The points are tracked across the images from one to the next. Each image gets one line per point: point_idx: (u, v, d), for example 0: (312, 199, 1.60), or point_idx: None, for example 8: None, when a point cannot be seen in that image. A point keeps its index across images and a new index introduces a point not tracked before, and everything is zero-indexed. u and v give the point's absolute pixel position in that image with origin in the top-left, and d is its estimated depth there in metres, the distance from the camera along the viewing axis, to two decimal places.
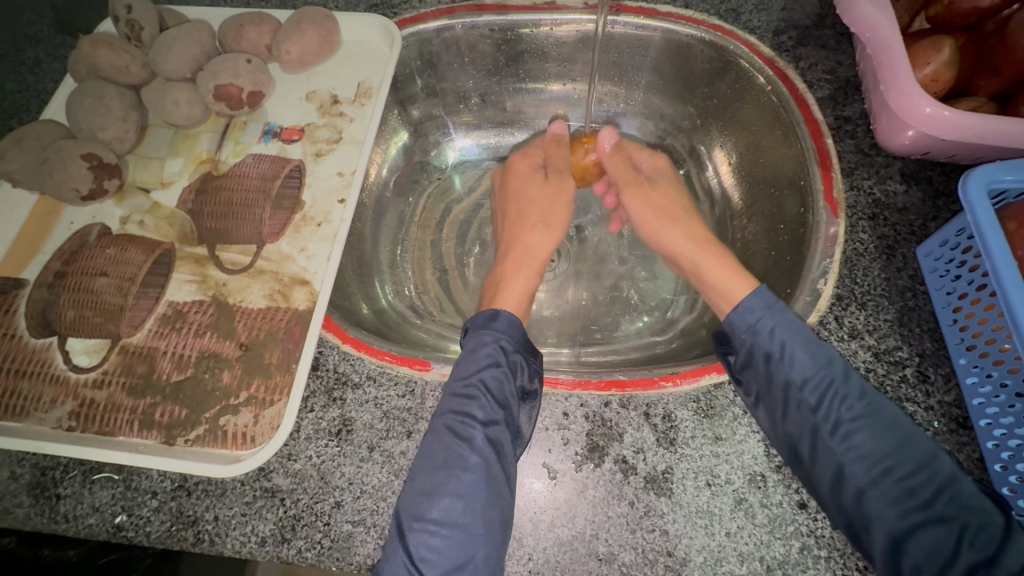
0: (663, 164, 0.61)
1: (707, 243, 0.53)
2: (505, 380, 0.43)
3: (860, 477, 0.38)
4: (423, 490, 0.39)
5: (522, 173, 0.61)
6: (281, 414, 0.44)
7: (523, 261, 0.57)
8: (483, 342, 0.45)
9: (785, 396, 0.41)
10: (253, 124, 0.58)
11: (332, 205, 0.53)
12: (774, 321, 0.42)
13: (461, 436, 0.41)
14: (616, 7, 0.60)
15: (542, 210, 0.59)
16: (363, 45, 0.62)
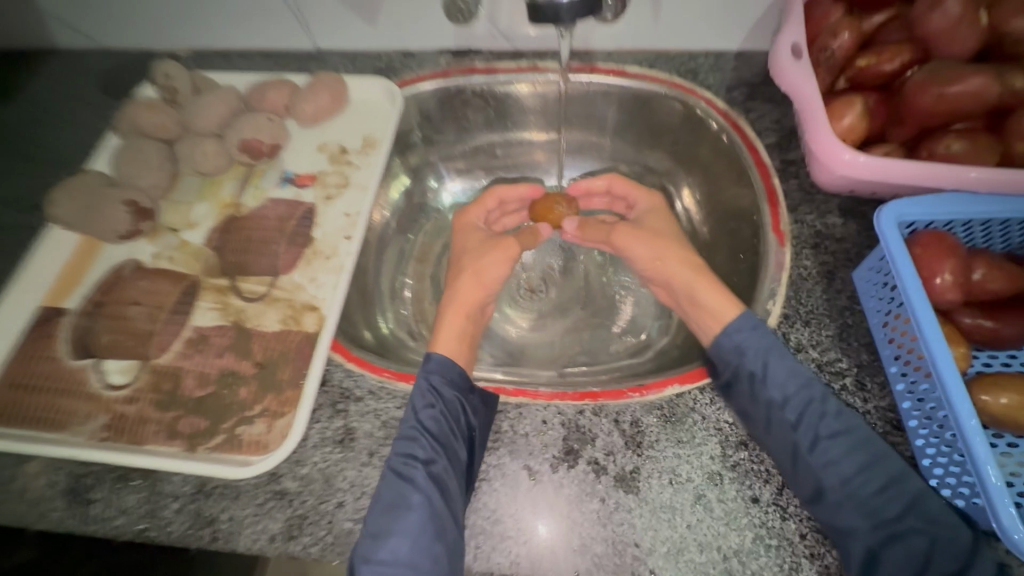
0: (658, 203, 0.63)
1: (704, 275, 0.54)
2: (442, 420, 0.48)
3: (838, 490, 0.43)
4: (372, 533, 0.44)
5: (470, 228, 0.64)
6: (293, 424, 0.50)
7: (449, 307, 0.57)
8: (418, 383, 0.50)
9: (769, 414, 0.46)
10: (271, 172, 0.66)
11: (340, 241, 0.61)
12: (759, 345, 0.49)
13: (405, 478, 0.45)
14: (590, 69, 0.70)
15: (473, 257, 0.60)
16: (369, 103, 0.71)
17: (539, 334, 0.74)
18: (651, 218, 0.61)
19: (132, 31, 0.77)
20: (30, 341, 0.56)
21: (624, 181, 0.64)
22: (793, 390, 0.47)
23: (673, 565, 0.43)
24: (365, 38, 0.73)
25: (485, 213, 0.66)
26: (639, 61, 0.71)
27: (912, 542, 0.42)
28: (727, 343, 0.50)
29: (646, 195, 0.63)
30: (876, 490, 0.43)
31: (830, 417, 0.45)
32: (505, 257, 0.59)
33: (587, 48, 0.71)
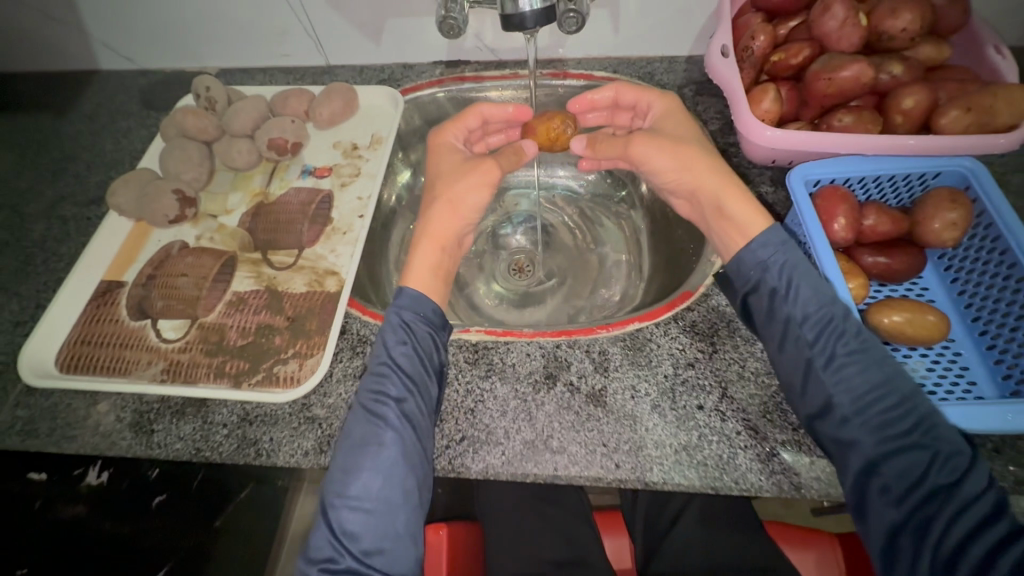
0: (670, 104, 0.69)
1: (730, 178, 0.60)
2: (411, 359, 0.56)
3: (846, 406, 0.49)
4: (345, 469, 0.51)
5: (449, 150, 0.70)
6: (320, 361, 0.60)
7: (423, 239, 0.63)
8: (390, 323, 0.58)
9: (786, 329, 0.53)
10: (294, 166, 0.78)
11: (354, 219, 0.72)
12: (787, 264, 0.55)
13: (378, 417, 0.53)
14: (563, 73, 0.82)
15: (449, 181, 0.66)
16: (375, 108, 0.83)
17: (526, 304, 0.85)
18: (666, 123, 0.67)
19: (169, 54, 0.89)
20: (96, 307, 0.66)
21: (632, 88, 0.71)
22: (815, 308, 0.53)
23: (634, 459, 0.53)
24: (370, 54, 0.86)
25: (463, 132, 0.72)
26: (604, 67, 0.83)
27: (915, 457, 0.46)
28: (751, 259, 0.57)
29: (657, 97, 0.69)
30: (885, 408, 0.48)
31: (847, 337, 0.51)
32: (483, 184, 0.66)
33: (559, 57, 0.84)
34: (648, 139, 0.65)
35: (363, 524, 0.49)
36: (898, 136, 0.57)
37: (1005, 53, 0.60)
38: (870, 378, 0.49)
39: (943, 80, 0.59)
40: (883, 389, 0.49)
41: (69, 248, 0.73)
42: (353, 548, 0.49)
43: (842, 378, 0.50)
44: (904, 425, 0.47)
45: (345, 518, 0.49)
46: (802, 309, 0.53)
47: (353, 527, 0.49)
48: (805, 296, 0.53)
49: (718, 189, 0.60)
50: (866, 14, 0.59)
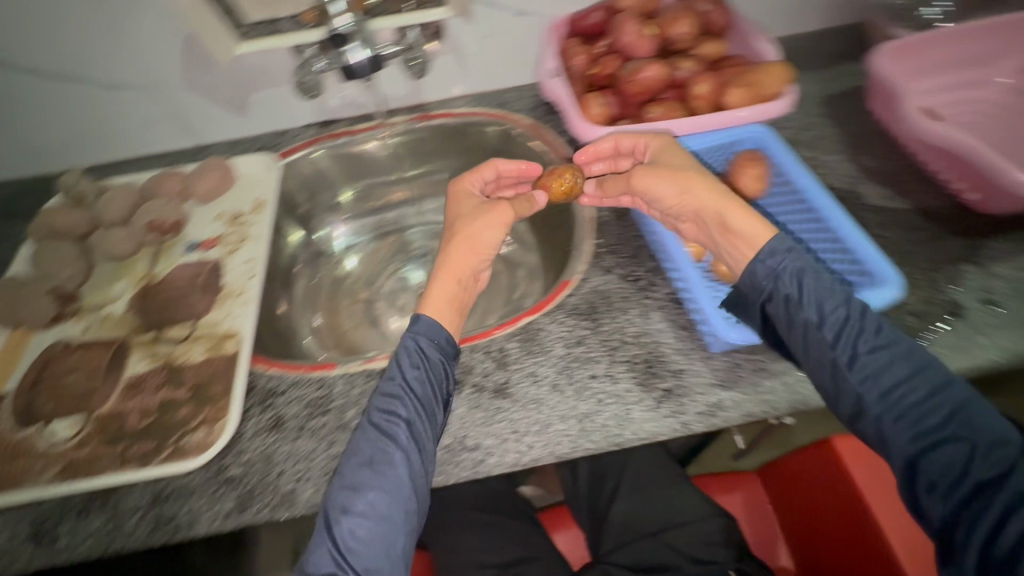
0: (666, 141, 0.65)
1: (727, 192, 0.58)
2: (425, 380, 0.57)
3: (873, 402, 0.48)
4: (350, 493, 0.51)
5: (467, 194, 0.67)
6: (227, 422, 0.60)
7: (442, 271, 0.61)
8: (405, 347, 0.58)
9: (804, 332, 0.52)
10: (179, 244, 0.78)
11: (246, 281, 0.73)
12: (794, 267, 0.54)
13: (389, 435, 0.53)
14: (428, 116, 0.91)
15: (469, 225, 0.62)
16: (252, 176, 0.85)
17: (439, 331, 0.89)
18: (666, 153, 0.63)
19: (30, 162, 0.88)
20: None
21: (629, 134, 0.66)
22: (829, 309, 0.52)
23: (543, 438, 0.58)
24: (242, 127, 0.90)
25: (480, 182, 0.70)
26: (464, 104, 0.92)
27: (954, 451, 0.45)
28: (762, 270, 0.55)
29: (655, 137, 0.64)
30: (915, 401, 0.47)
31: (867, 335, 0.50)
32: (498, 222, 0.62)
33: (422, 101, 0.93)
34: (647, 172, 0.61)
35: (364, 540, 0.50)
36: (705, 116, 0.68)
37: (766, 40, 0.74)
38: (897, 373, 0.49)
39: (725, 67, 0.72)
40: (916, 380, 0.48)
41: None
42: (352, 567, 0.49)
43: (867, 375, 0.49)
44: (937, 417, 0.46)
45: (345, 535, 0.50)
46: (817, 310, 0.52)
47: (352, 545, 0.50)
48: (815, 296, 0.53)
49: (721, 205, 0.57)
50: (653, 25, 0.72)
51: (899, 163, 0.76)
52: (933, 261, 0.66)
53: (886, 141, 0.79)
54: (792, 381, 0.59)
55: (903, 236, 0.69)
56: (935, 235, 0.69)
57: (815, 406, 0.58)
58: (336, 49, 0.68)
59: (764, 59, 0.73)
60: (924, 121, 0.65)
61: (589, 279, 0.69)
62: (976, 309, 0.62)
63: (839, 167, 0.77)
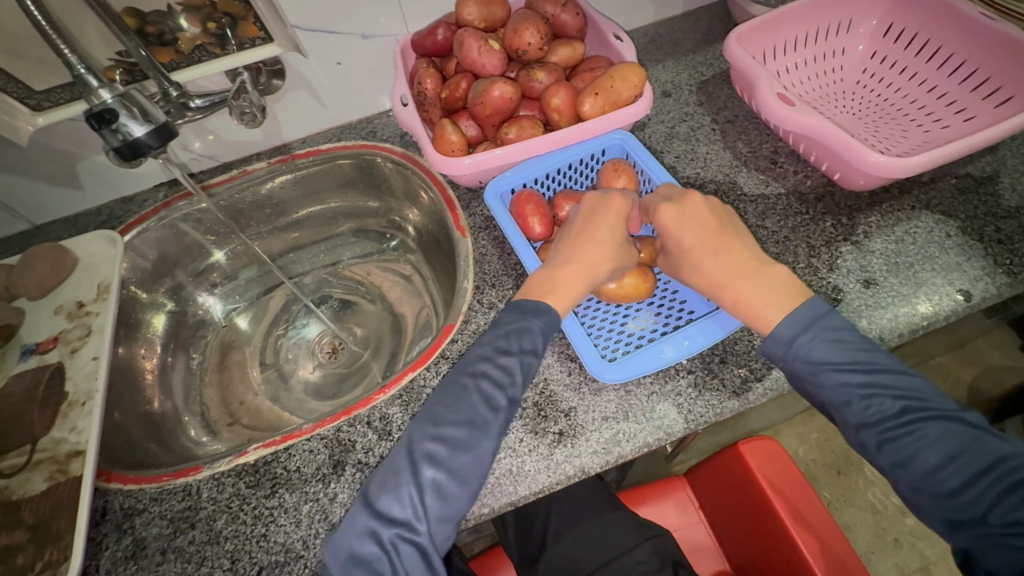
0: (685, 209, 0.57)
1: (742, 277, 0.54)
2: (539, 353, 0.55)
3: (906, 488, 0.45)
4: (444, 447, 0.49)
5: (622, 214, 0.59)
6: (71, 562, 0.52)
7: (576, 274, 0.56)
8: (531, 328, 0.54)
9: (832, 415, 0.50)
10: (12, 350, 0.69)
11: (93, 384, 0.65)
12: (805, 347, 0.50)
13: (491, 405, 0.51)
14: (292, 156, 0.83)
15: (619, 254, 0.57)
16: (94, 255, 0.75)
17: (342, 387, 0.83)
18: (669, 232, 0.57)
19: None
20: None
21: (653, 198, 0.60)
22: (844, 389, 0.48)
23: None
24: (80, 200, 0.80)
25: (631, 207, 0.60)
26: (329, 138, 0.85)
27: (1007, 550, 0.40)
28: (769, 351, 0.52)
29: (673, 204, 0.57)
30: (960, 492, 0.43)
31: (886, 415, 0.46)
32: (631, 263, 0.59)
33: (283, 143, 0.85)
34: (666, 260, 0.60)
35: (444, 497, 0.48)
36: (567, 130, 0.65)
37: (622, 38, 0.71)
38: (927, 457, 0.44)
39: (581, 74, 0.68)
40: (958, 463, 0.43)
41: None
42: (429, 522, 0.48)
43: (893, 461, 0.46)
44: (981, 507, 0.42)
45: (425, 488, 0.48)
46: (832, 394, 0.49)
47: (430, 499, 0.48)
48: (831, 386, 0.49)
49: (724, 301, 0.55)
50: (499, 39, 0.68)
51: (773, 146, 0.75)
52: (811, 245, 0.65)
53: (758, 123, 0.78)
54: (684, 403, 0.56)
55: (782, 224, 0.67)
56: (812, 218, 0.68)
57: (709, 424, 0.56)
58: (107, 125, 0.51)
59: (622, 61, 0.70)
60: (780, 107, 0.63)
61: (473, 319, 0.65)
62: (855, 291, 0.61)
63: (716, 158, 0.75)
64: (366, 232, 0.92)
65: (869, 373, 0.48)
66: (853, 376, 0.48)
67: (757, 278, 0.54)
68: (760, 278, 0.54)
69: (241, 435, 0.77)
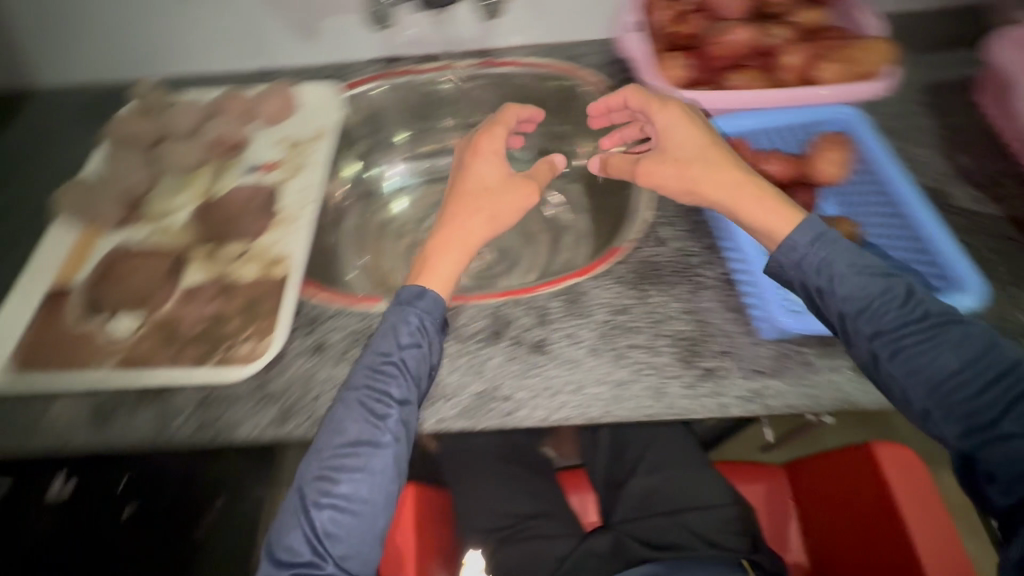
0: (683, 116, 0.61)
1: (744, 185, 0.58)
2: (422, 351, 0.57)
3: (920, 396, 0.52)
4: (328, 478, 0.53)
5: (495, 163, 0.67)
6: (277, 339, 0.63)
7: (452, 243, 0.62)
8: (408, 319, 0.58)
9: (844, 326, 0.54)
10: (240, 164, 0.80)
11: (302, 207, 0.75)
12: (818, 257, 0.55)
13: (377, 416, 0.55)
14: (484, 63, 0.88)
15: (493, 205, 0.64)
16: (316, 104, 0.85)
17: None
18: (676, 129, 0.61)
19: (99, 69, 0.88)
20: (47, 310, 0.67)
21: (641, 94, 0.64)
22: (861, 292, 0.54)
23: (576, 399, 0.58)
24: (307, 53, 0.88)
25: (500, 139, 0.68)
26: (534, 53, 0.89)
27: None
28: (786, 264, 0.56)
29: (664, 114, 0.62)
30: (967, 397, 0.51)
31: (913, 326, 0.52)
32: (529, 198, 0.66)
33: (491, 46, 0.90)
34: (652, 164, 0.61)
35: (347, 523, 0.53)
36: (795, 90, 0.64)
37: (873, 14, 0.68)
38: (942, 363, 0.51)
39: (825, 39, 0.66)
40: (974, 372, 0.51)
41: (11, 254, 0.73)
42: (332, 555, 0.52)
43: (910, 366, 0.52)
44: (993, 411, 0.50)
45: (324, 523, 0.52)
46: (853, 305, 0.54)
47: (331, 538, 0.52)
48: (851, 290, 0.54)
49: (731, 204, 0.59)
50: None
51: (998, 167, 0.70)
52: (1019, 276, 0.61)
53: (987, 141, 0.72)
54: (838, 381, 0.57)
55: (990, 246, 0.64)
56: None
57: (859, 409, 0.56)
58: None
59: (865, 35, 0.68)
60: None
61: (643, 248, 0.67)
62: None
63: (929, 162, 0.71)
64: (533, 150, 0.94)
65: (888, 279, 0.55)
66: (872, 283, 0.54)
67: (750, 188, 0.58)
68: (748, 188, 0.58)
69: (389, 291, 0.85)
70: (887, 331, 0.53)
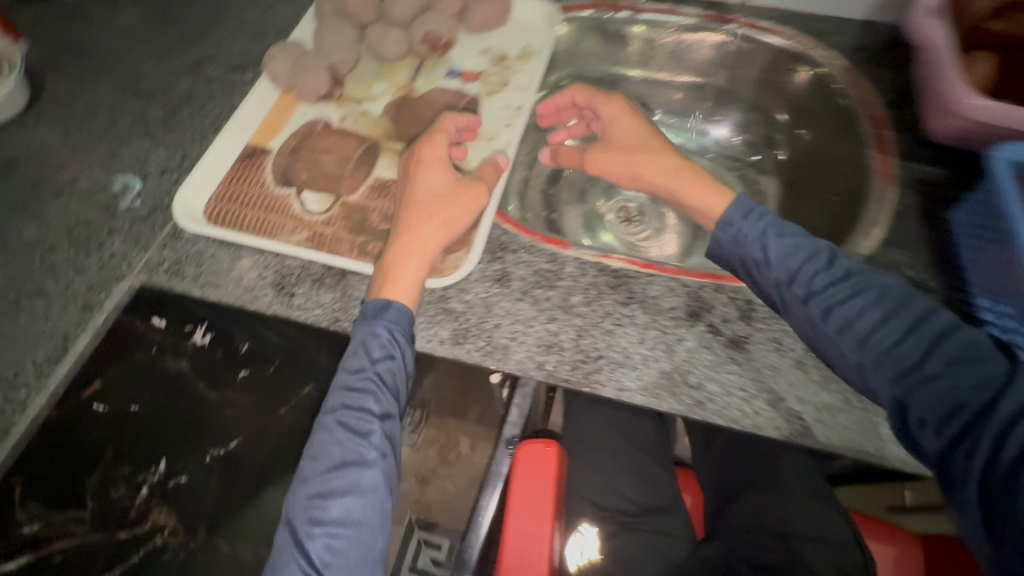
0: (615, 108, 0.67)
1: (678, 168, 0.62)
2: (397, 363, 0.54)
3: (850, 347, 0.51)
4: (319, 502, 0.50)
5: (442, 169, 0.61)
6: (464, 260, 0.60)
7: (410, 249, 0.57)
8: (378, 335, 0.54)
9: (781, 294, 0.54)
10: (441, 66, 0.76)
11: (501, 129, 0.71)
12: (755, 229, 0.56)
13: (361, 434, 0.52)
14: (725, 19, 0.78)
15: (446, 210, 0.58)
16: (527, 22, 0.80)
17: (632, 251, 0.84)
18: (619, 123, 0.66)
19: None
20: (242, 168, 0.67)
21: (586, 91, 0.69)
22: (797, 261, 0.54)
23: (772, 410, 0.53)
24: None
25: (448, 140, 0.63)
26: (772, 17, 0.79)
27: None
28: (725, 237, 0.58)
29: (607, 104, 0.67)
30: (892, 342, 0.50)
31: (837, 283, 0.53)
32: (473, 206, 0.60)
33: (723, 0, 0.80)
34: (601, 155, 0.65)
35: (346, 545, 0.50)
36: None
37: None
38: (870, 319, 0.51)
39: None
40: (896, 322, 0.51)
41: (213, 107, 0.72)
42: None
43: (846, 326, 0.51)
44: (917, 354, 0.49)
45: (319, 551, 0.49)
46: (787, 269, 0.54)
47: (330, 565, 0.49)
48: (782, 253, 0.55)
49: (672, 187, 0.62)
50: None
51: None
52: None
53: None
54: None
55: None
56: None
57: None
58: None
59: None
60: None
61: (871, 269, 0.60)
62: None
63: None
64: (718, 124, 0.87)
65: (814, 242, 0.55)
66: (794, 242, 0.55)
67: (686, 172, 0.62)
68: (680, 170, 0.62)
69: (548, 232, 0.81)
70: (816, 288, 0.53)
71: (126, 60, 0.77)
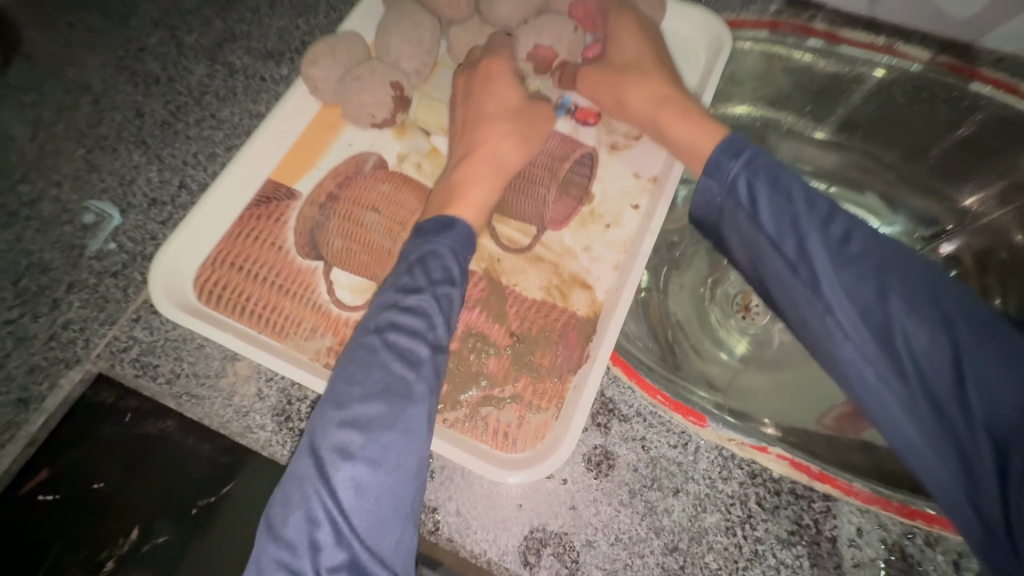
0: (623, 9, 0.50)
1: (672, 95, 0.47)
2: (458, 282, 0.41)
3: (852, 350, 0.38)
4: (348, 436, 0.35)
5: (508, 78, 0.47)
6: (555, 447, 0.39)
7: (483, 168, 0.45)
8: (439, 253, 0.41)
9: (774, 268, 0.42)
10: (547, 91, 0.52)
11: (624, 208, 0.49)
12: (745, 171, 0.43)
13: (408, 362, 0.38)
14: (971, 72, 0.52)
15: (521, 123, 0.47)
16: (677, 43, 0.57)
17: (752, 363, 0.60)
18: (621, 36, 0.49)
19: None
20: (254, 218, 0.47)
21: None
22: (788, 227, 0.41)
23: None
24: None
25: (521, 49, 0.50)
26: None
27: None
28: (714, 186, 0.44)
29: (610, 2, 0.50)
30: (897, 347, 0.37)
31: (845, 259, 0.39)
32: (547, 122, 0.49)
33: (967, 43, 0.56)
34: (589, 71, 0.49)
35: (377, 496, 0.35)
36: None
37: None
38: (889, 310, 0.37)
39: None
40: (907, 317, 0.37)
41: (232, 113, 0.53)
42: (360, 535, 0.34)
43: (839, 316, 0.39)
44: (923, 361, 0.36)
45: (344, 492, 0.34)
46: (777, 235, 0.41)
47: (354, 510, 0.34)
48: (772, 216, 0.41)
49: (656, 114, 0.47)
50: None
51: None
52: None
53: None
54: None
55: None
56: None
57: None
58: None
59: None
60: None
61: None
62: None
63: None
64: (912, 219, 0.62)
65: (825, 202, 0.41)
66: (790, 190, 0.41)
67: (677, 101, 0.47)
68: (673, 101, 0.47)
69: (645, 327, 0.58)
70: (815, 257, 0.40)
71: (129, 23, 0.57)
